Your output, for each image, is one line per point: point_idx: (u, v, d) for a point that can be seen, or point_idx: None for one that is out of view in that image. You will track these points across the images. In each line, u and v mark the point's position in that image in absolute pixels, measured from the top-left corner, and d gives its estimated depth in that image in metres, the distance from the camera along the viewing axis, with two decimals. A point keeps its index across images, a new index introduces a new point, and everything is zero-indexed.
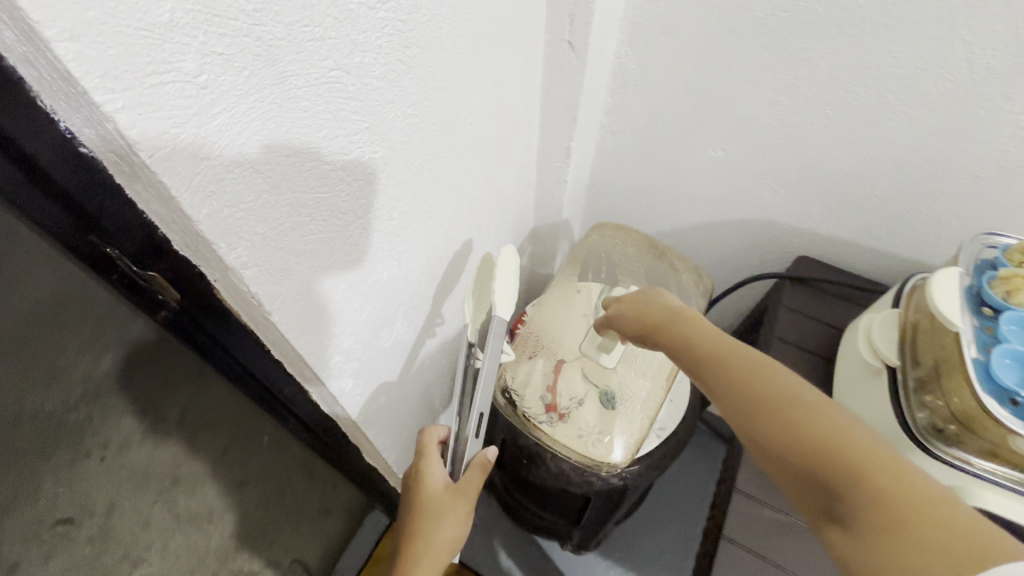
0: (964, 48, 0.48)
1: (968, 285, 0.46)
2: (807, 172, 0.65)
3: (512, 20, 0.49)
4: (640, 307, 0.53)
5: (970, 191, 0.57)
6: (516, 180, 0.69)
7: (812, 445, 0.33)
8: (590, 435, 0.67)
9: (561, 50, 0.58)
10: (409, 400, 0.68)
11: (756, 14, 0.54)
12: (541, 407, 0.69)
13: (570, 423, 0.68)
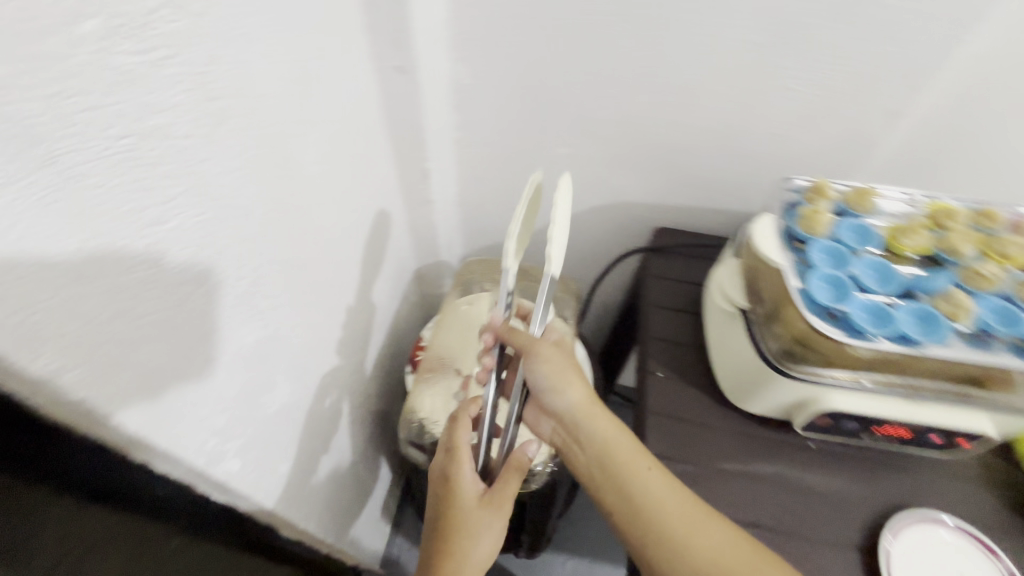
0: (733, 30, 0.56)
1: (780, 227, 0.53)
2: (643, 154, 0.71)
3: (332, 55, 0.49)
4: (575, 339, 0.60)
5: (771, 148, 0.66)
6: (381, 210, 0.68)
7: (638, 506, 0.52)
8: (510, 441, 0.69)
9: (394, 77, 0.59)
10: (316, 460, 0.63)
11: (562, 22, 0.59)
12: None
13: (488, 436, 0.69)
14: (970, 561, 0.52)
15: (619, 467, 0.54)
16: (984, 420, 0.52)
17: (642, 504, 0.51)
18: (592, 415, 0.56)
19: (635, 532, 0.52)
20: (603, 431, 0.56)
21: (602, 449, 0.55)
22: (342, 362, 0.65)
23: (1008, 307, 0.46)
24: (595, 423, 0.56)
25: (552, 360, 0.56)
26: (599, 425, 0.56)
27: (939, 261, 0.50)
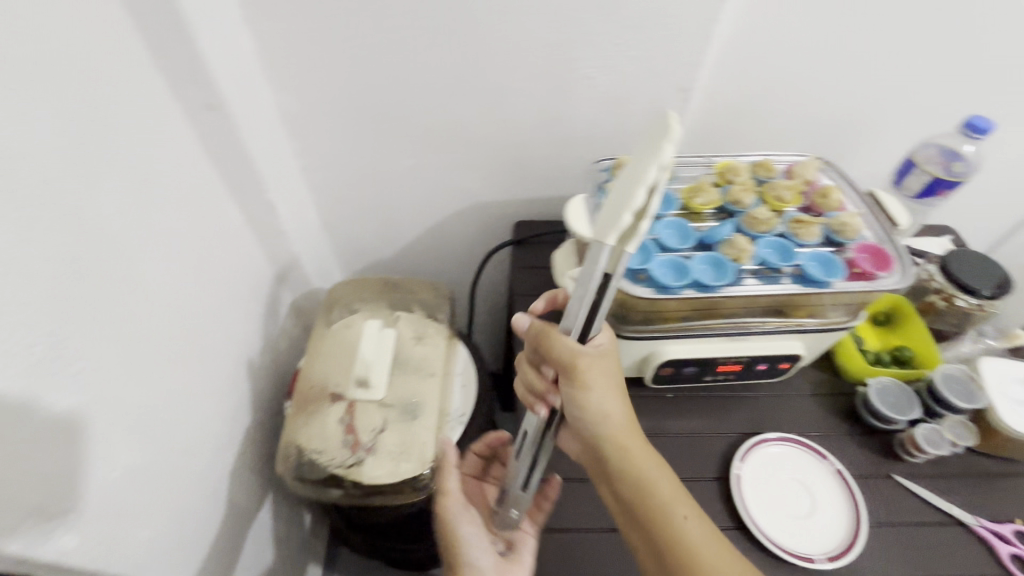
0: (524, 31, 0.61)
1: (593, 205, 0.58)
2: (482, 154, 0.76)
3: (144, 95, 0.47)
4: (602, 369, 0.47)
5: (592, 135, 0.73)
6: (239, 246, 0.67)
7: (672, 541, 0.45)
8: (402, 454, 0.68)
9: (213, 113, 0.58)
10: (210, 516, 0.60)
11: (369, 41, 0.62)
12: (344, 453, 0.68)
13: (378, 452, 0.68)
14: (806, 468, 0.59)
15: (644, 502, 0.47)
16: (796, 344, 0.60)
17: (667, 522, 0.45)
18: (633, 428, 0.49)
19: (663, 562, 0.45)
20: (636, 458, 0.48)
21: (637, 485, 0.47)
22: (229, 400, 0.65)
23: (780, 243, 0.54)
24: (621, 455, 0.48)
25: (600, 383, 0.47)
26: (631, 441, 0.48)
27: (727, 213, 0.57)
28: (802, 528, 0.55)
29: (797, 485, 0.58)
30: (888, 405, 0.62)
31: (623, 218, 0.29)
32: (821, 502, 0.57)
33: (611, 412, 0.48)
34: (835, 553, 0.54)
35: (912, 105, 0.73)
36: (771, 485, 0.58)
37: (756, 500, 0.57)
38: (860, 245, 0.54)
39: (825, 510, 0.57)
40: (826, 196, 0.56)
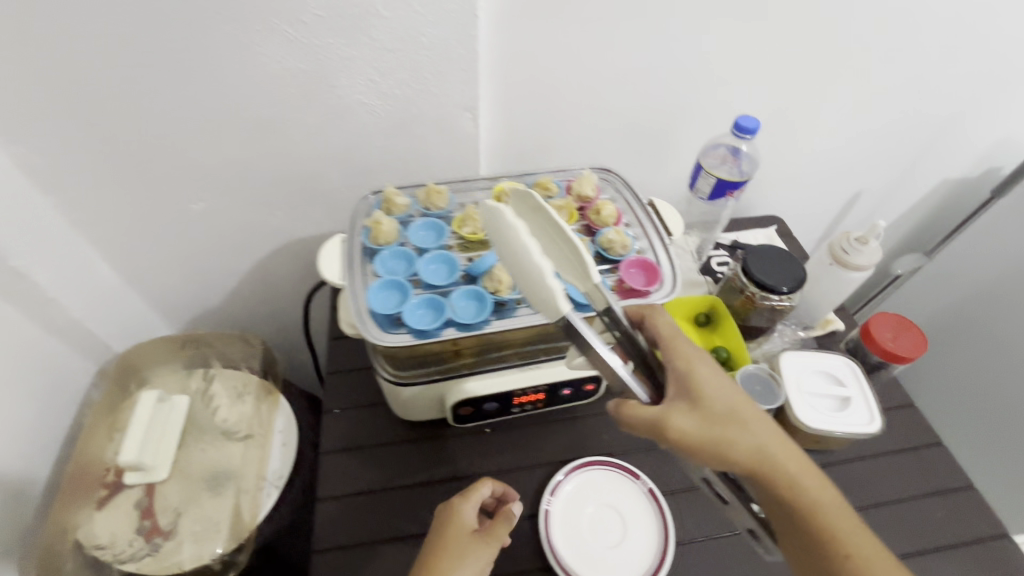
0: (269, 59, 0.55)
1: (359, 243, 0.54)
2: (277, 190, 0.70)
3: None
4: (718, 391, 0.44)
5: (390, 162, 0.68)
6: None
7: (813, 508, 0.42)
8: (208, 530, 0.61)
9: None
10: None
11: (95, 82, 0.55)
12: (136, 543, 0.59)
13: (178, 535, 0.60)
14: (618, 492, 0.57)
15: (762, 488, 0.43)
16: (594, 364, 0.57)
17: (806, 509, 0.42)
18: (723, 424, 0.43)
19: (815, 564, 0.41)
20: (753, 443, 0.43)
21: (768, 477, 0.43)
22: None
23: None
24: (736, 453, 0.42)
25: (715, 383, 0.44)
26: (747, 435, 0.43)
27: (503, 238, 0.55)
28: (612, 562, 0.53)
29: (608, 513, 0.56)
30: None
31: (550, 287, 0.37)
32: (632, 528, 0.55)
33: (729, 404, 0.44)
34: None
35: (706, 104, 0.75)
36: (582, 519, 0.56)
37: (565, 539, 0.54)
38: (630, 260, 0.53)
39: (636, 537, 0.55)
40: (599, 213, 0.56)
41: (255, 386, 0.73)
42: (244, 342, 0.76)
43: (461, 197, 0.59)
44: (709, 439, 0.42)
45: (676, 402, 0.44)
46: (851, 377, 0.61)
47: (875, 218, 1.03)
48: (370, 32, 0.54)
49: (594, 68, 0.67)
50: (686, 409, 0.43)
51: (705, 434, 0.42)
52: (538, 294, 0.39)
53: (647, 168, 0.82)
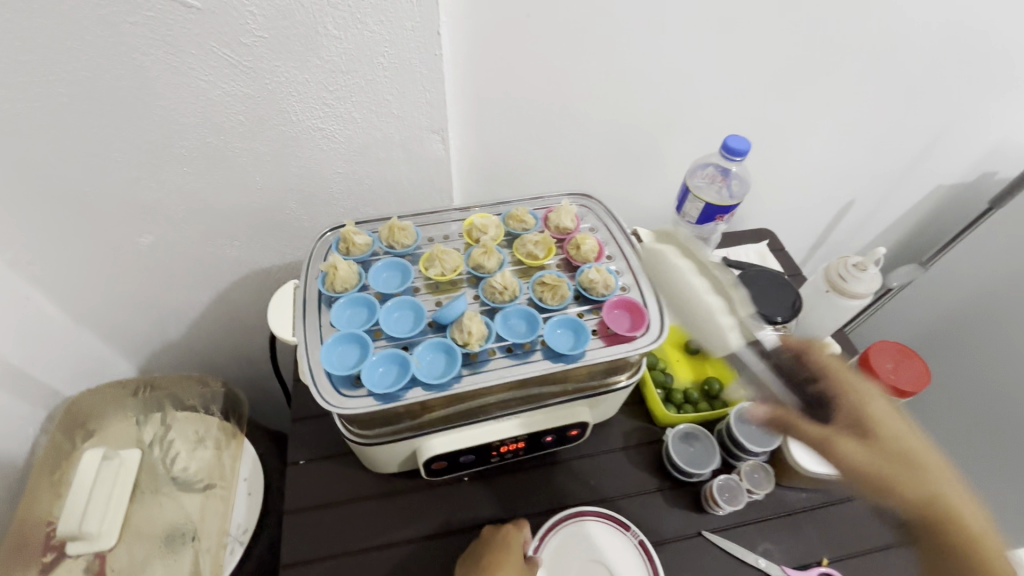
0: (212, 85, 0.50)
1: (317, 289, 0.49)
2: (234, 221, 0.64)
3: None
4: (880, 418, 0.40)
5: (353, 187, 0.63)
6: None
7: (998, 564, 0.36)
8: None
9: None
10: None
11: (13, 113, 0.49)
12: None
13: None
14: (606, 548, 0.52)
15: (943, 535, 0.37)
16: (580, 411, 0.52)
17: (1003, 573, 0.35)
18: (904, 455, 0.39)
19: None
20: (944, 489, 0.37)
21: (957, 528, 0.36)
22: None
23: (527, 311, 0.48)
24: (916, 497, 0.38)
25: (883, 412, 0.40)
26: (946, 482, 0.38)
27: (476, 278, 0.51)
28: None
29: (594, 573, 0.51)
30: (687, 455, 0.58)
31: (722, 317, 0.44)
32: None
33: (914, 441, 0.39)
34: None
35: (693, 117, 0.70)
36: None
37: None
38: (613, 300, 0.48)
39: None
40: (580, 247, 0.52)
41: (216, 433, 0.67)
42: (202, 385, 0.71)
43: (430, 230, 0.55)
44: (883, 472, 0.38)
45: (850, 432, 0.40)
46: None
47: (868, 225, 1.00)
48: (323, 52, 0.49)
49: (573, 83, 0.62)
50: (857, 439, 0.40)
51: (875, 466, 0.39)
52: (709, 334, 0.45)
53: (632, 182, 0.77)
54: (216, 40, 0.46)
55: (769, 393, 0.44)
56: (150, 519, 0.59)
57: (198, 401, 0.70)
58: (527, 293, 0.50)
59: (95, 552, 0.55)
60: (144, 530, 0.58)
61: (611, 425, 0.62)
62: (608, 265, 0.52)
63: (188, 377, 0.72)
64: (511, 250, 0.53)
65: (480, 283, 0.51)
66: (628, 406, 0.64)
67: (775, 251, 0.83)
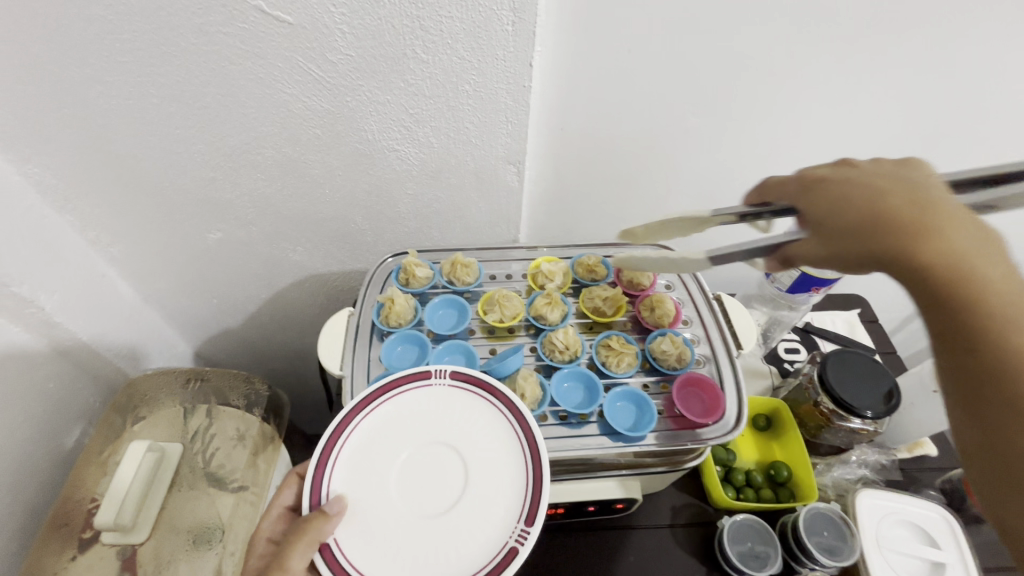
0: (294, 98, 0.49)
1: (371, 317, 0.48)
2: (300, 229, 0.64)
3: None
4: (868, 189, 0.32)
5: (418, 207, 0.61)
6: None
7: (949, 252, 0.29)
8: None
9: None
10: None
11: (107, 108, 0.50)
12: None
13: None
14: (435, 428, 0.40)
15: (941, 313, 0.30)
16: (631, 486, 0.48)
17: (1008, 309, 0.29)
18: (876, 227, 0.30)
19: (969, 396, 0.30)
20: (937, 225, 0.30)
21: (920, 233, 0.29)
22: None
23: (587, 376, 0.44)
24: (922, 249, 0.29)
25: (867, 180, 0.33)
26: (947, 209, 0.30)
27: (535, 327, 0.48)
28: (463, 540, 0.35)
29: (413, 450, 0.39)
30: (746, 553, 0.51)
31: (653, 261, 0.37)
32: (480, 480, 0.37)
33: (883, 201, 0.31)
34: (518, 544, 0.34)
35: (793, 168, 0.63)
36: (400, 501, 0.37)
37: (380, 551, 0.35)
38: (687, 376, 0.44)
39: (492, 489, 0.37)
40: (654, 308, 0.47)
41: (253, 433, 0.67)
42: (245, 384, 0.72)
43: (492, 267, 0.52)
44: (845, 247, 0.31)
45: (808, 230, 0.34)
46: (948, 539, 0.50)
47: None
48: (407, 75, 0.46)
49: (666, 124, 0.57)
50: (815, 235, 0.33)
51: (834, 248, 0.32)
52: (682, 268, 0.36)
53: None
54: (303, 55, 0.45)
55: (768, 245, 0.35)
56: (181, 515, 0.59)
57: (242, 400, 0.70)
58: (589, 352, 0.46)
59: (126, 542, 0.56)
60: (176, 525, 0.59)
61: (657, 497, 0.57)
62: (682, 332, 0.47)
63: (236, 376, 0.73)
64: (576, 301, 0.50)
65: (539, 333, 0.47)
66: (679, 477, 0.58)
67: (867, 323, 0.75)
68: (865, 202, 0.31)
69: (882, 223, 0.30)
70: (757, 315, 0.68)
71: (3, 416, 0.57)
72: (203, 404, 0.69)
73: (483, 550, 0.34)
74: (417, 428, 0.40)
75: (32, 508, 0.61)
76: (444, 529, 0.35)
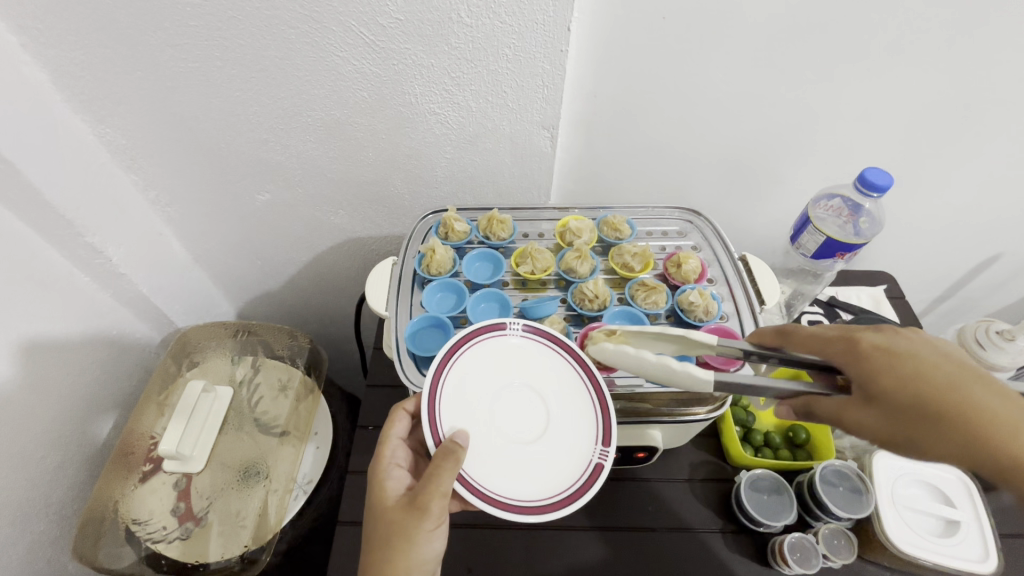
0: (345, 61, 0.52)
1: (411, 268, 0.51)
2: (343, 191, 0.68)
3: None
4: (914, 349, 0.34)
5: (456, 171, 0.64)
6: (51, 296, 0.60)
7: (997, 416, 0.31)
8: (235, 526, 0.60)
9: None
10: None
11: (174, 71, 0.54)
12: (173, 522, 0.59)
13: (211, 525, 0.59)
14: (521, 366, 0.44)
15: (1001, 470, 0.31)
16: (652, 435, 0.50)
17: None
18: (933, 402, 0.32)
19: None
20: (983, 404, 0.31)
21: (962, 400, 0.32)
22: (33, 470, 0.58)
23: (630, 313, 0.47)
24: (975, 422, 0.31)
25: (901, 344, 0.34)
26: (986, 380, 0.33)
27: (565, 281, 0.50)
28: (557, 462, 0.41)
29: (504, 389, 0.43)
30: (761, 502, 0.53)
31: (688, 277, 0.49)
32: (560, 414, 0.43)
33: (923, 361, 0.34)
34: (601, 462, 0.41)
35: (824, 141, 0.64)
36: (503, 430, 0.41)
37: (495, 472, 0.39)
38: (711, 327, 0.46)
39: (571, 421, 0.42)
40: (680, 265, 0.49)
41: (299, 384, 0.72)
42: (290, 339, 0.77)
43: (525, 226, 0.55)
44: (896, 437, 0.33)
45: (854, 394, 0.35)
46: (963, 498, 0.52)
47: (1011, 287, 0.87)
48: (451, 40, 0.49)
49: (697, 93, 0.58)
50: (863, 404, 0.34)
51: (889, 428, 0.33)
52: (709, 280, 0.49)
53: (740, 201, 0.73)
54: (355, 18, 0.48)
55: (738, 282, 0.49)
56: (231, 452, 0.65)
57: (286, 351, 0.76)
58: (619, 300, 0.49)
59: (183, 472, 0.61)
60: (226, 460, 0.64)
61: (677, 453, 0.59)
62: (708, 288, 0.49)
63: (281, 330, 0.78)
64: (604, 259, 0.52)
65: (568, 286, 0.50)
66: (698, 436, 0.61)
67: (892, 299, 0.75)
68: (922, 376, 0.33)
69: (940, 398, 0.32)
70: (781, 284, 0.70)
71: (75, 355, 0.63)
72: (250, 355, 0.74)
73: (571, 467, 0.41)
74: (504, 370, 0.44)
75: (100, 442, 0.67)
76: (540, 453, 0.41)
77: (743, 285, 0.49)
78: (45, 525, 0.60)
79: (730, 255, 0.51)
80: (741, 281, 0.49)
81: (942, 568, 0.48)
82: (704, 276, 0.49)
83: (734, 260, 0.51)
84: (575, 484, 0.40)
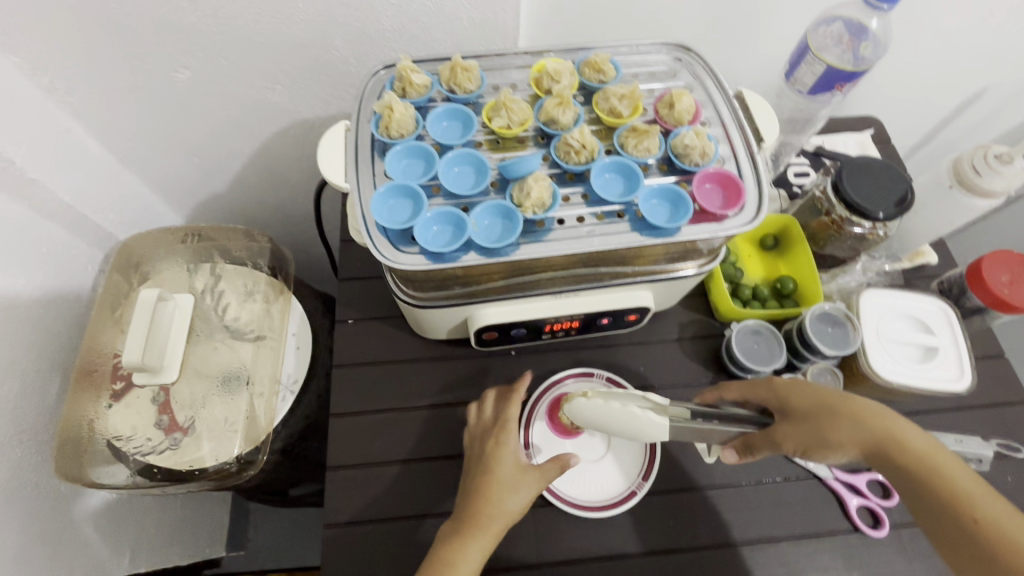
0: None
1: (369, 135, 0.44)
2: (277, 59, 0.58)
3: None
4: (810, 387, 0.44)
5: (406, 21, 0.55)
6: None
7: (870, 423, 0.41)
8: (225, 431, 0.59)
9: None
10: None
11: None
12: (158, 435, 0.57)
13: (200, 433, 0.58)
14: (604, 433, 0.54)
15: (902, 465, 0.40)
16: (643, 293, 0.49)
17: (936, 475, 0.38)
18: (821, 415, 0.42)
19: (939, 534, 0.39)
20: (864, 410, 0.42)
21: (843, 412, 0.42)
22: None
23: (623, 165, 0.43)
24: (847, 430, 0.41)
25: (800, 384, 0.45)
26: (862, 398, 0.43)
27: (545, 135, 0.45)
28: (603, 477, 0.52)
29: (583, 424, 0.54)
30: (752, 350, 0.54)
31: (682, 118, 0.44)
32: (620, 456, 0.53)
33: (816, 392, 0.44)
34: (636, 490, 0.51)
35: None
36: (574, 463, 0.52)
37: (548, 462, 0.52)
38: (706, 172, 0.42)
39: (626, 458, 0.53)
40: (673, 105, 0.44)
41: (265, 287, 0.68)
42: (248, 240, 0.71)
43: (493, 77, 0.48)
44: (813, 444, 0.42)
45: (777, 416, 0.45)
46: (944, 327, 0.54)
47: (990, 125, 0.85)
48: None
49: None
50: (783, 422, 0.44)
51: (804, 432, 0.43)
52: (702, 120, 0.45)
53: (727, 43, 0.66)
54: None
55: (733, 122, 0.45)
56: (203, 361, 0.61)
57: (245, 255, 0.70)
58: (606, 151, 0.44)
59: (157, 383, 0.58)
60: (201, 369, 0.60)
61: (666, 314, 0.59)
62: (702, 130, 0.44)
63: (235, 231, 0.72)
64: (587, 107, 0.46)
65: (549, 141, 0.45)
66: (686, 297, 0.60)
67: (878, 144, 0.72)
68: (821, 401, 0.43)
69: (831, 409, 0.42)
70: None
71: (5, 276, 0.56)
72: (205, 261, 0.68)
73: (613, 485, 0.52)
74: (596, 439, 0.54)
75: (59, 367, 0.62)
76: (595, 471, 0.52)
77: (739, 122, 0.45)
78: (22, 452, 0.56)
79: (723, 91, 0.46)
80: (735, 120, 0.45)
81: (922, 391, 0.51)
82: (699, 116, 0.45)
83: (728, 95, 0.46)
84: (613, 498, 0.51)
